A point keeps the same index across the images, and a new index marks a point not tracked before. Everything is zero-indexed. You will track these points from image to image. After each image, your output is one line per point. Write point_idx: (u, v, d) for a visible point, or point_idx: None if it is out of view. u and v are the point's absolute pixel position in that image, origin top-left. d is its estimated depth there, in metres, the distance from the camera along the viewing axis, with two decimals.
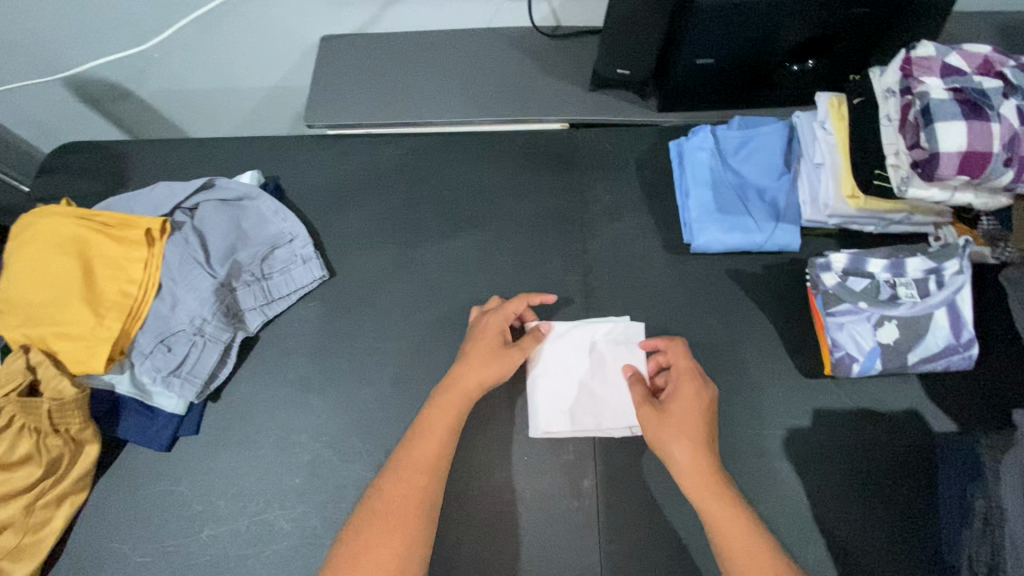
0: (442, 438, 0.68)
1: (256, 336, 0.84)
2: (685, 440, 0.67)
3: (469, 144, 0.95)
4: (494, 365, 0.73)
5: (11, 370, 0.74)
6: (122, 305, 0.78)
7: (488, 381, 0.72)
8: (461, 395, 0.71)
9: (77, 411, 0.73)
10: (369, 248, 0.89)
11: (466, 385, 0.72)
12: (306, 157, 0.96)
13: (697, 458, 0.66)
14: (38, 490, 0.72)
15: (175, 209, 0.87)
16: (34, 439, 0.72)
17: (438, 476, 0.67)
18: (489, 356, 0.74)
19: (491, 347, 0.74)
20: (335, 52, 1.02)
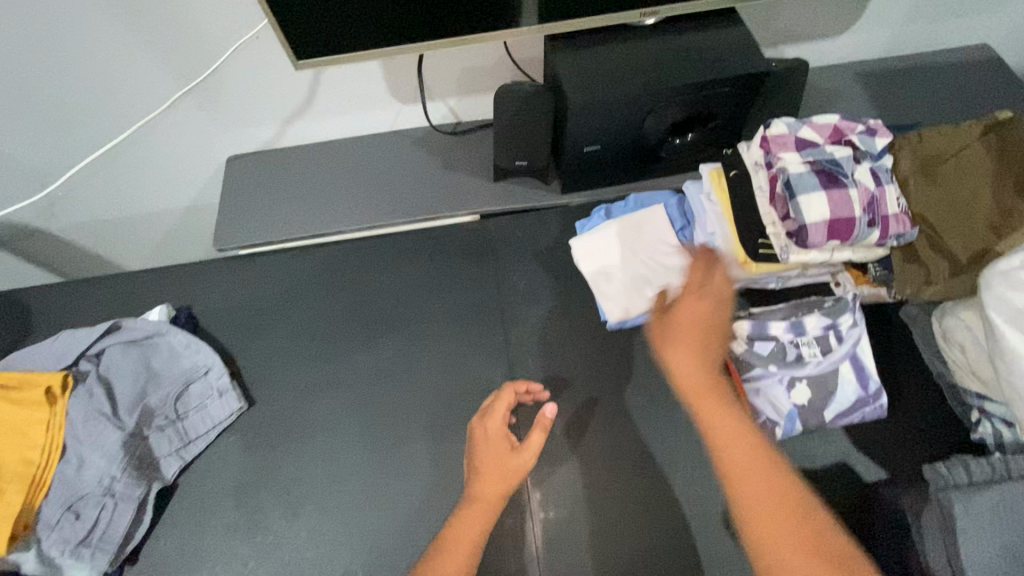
0: (474, 543, 0.66)
1: (175, 483, 0.80)
2: (691, 392, 0.57)
3: (384, 248, 0.96)
4: (504, 468, 0.70)
5: None
6: (24, 475, 0.73)
7: (500, 489, 0.69)
8: (479, 507, 0.68)
9: None
10: (289, 370, 0.87)
11: (491, 482, 0.69)
12: (218, 281, 0.95)
13: (710, 412, 0.55)
14: None
15: (81, 357, 0.83)
16: None
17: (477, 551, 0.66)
18: (494, 464, 0.71)
19: (499, 459, 0.71)
20: (243, 171, 1.03)
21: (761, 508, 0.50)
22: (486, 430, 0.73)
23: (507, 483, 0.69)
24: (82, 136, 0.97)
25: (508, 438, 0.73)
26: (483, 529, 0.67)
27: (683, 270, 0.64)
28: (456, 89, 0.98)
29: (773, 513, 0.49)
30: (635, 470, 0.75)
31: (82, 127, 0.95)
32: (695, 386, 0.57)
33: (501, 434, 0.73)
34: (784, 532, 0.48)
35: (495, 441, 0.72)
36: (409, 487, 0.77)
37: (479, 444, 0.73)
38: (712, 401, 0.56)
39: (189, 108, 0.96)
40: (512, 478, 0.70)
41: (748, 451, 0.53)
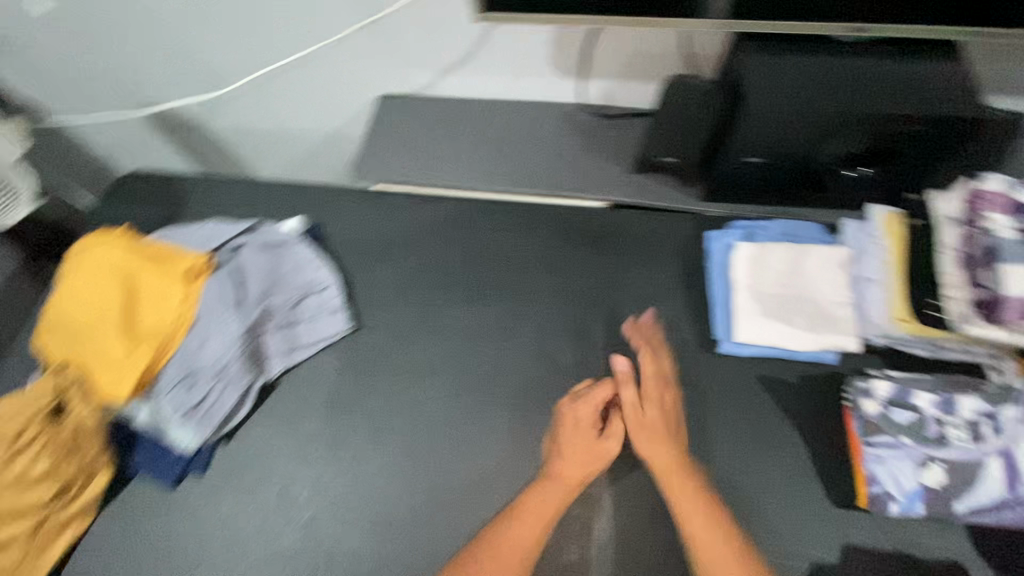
0: (552, 512, 0.72)
1: (277, 381, 0.85)
2: (654, 463, 0.73)
3: (505, 214, 0.95)
4: (593, 444, 0.75)
5: (44, 390, 0.79)
6: (156, 337, 0.81)
7: (583, 471, 0.74)
8: (561, 483, 0.73)
9: (97, 439, 0.78)
10: (396, 307, 0.90)
11: (576, 458, 0.74)
12: (350, 207, 0.99)
13: (674, 489, 0.71)
14: (47, 507, 0.75)
15: (221, 246, 0.90)
16: (56, 459, 0.76)
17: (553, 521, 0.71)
18: (581, 445, 0.75)
19: (586, 443, 0.75)
20: (393, 112, 1.06)
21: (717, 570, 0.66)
22: (578, 406, 0.78)
23: (593, 461, 0.74)
24: (263, 48, 1.04)
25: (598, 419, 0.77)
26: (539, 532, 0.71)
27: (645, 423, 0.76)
28: (619, 73, 0.96)
29: (686, 505, 0.70)
30: (717, 500, 0.72)
31: (264, 39, 1.02)
32: (663, 465, 0.73)
33: (589, 424, 0.77)
34: None
35: (587, 415, 0.77)
36: (485, 450, 0.78)
37: (565, 427, 0.77)
38: (676, 475, 0.72)
39: (359, 41, 1.00)
40: (596, 456, 0.75)
41: (715, 547, 0.67)
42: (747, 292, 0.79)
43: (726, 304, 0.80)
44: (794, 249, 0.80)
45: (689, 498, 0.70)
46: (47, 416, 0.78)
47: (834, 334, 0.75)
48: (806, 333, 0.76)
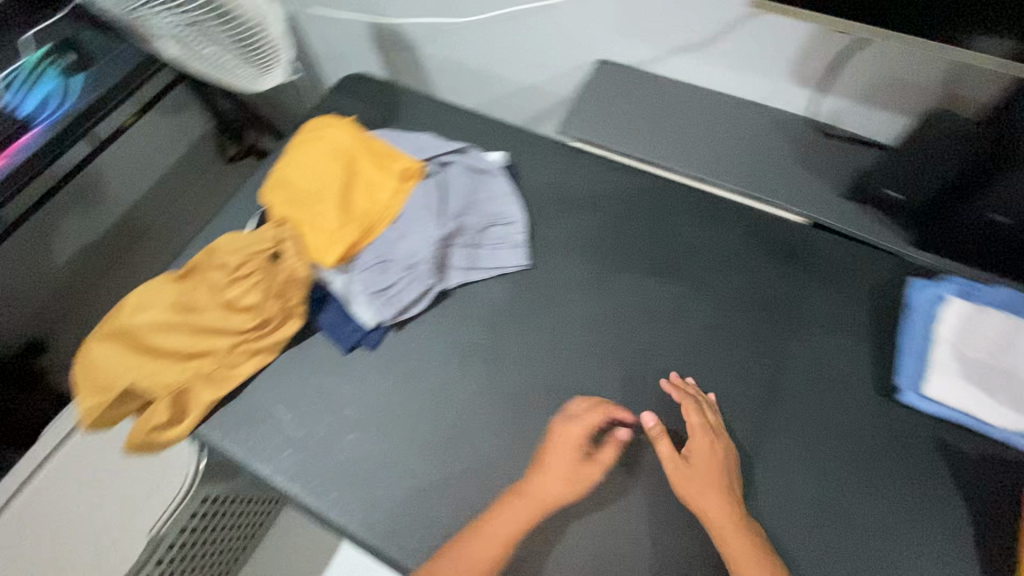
0: (501, 542, 0.69)
1: (450, 292, 0.92)
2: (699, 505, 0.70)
3: (695, 203, 0.95)
4: (567, 484, 0.72)
5: (265, 235, 0.90)
6: (365, 220, 0.91)
7: (557, 497, 0.72)
8: (530, 507, 0.71)
9: (298, 290, 0.88)
10: (570, 260, 0.93)
11: (536, 494, 0.72)
12: (545, 156, 1.03)
13: (724, 532, 0.68)
14: (246, 335, 0.86)
15: (432, 159, 0.98)
16: (263, 296, 0.86)
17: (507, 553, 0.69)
18: (563, 469, 0.73)
19: (561, 465, 0.74)
20: (605, 79, 1.08)
21: None
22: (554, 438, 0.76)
23: (550, 503, 0.71)
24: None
25: (579, 458, 0.74)
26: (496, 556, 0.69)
27: (688, 466, 0.72)
28: (856, 97, 0.92)
29: (738, 546, 0.67)
30: (864, 543, 0.69)
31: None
32: (715, 513, 0.69)
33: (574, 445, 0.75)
34: None
35: (560, 454, 0.74)
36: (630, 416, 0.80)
37: (550, 449, 0.75)
38: (728, 523, 0.68)
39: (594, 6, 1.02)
40: (568, 495, 0.72)
41: None
42: (949, 349, 0.76)
43: (920, 353, 0.76)
44: (1014, 322, 0.75)
45: (740, 538, 0.67)
46: (265, 257, 0.88)
47: None
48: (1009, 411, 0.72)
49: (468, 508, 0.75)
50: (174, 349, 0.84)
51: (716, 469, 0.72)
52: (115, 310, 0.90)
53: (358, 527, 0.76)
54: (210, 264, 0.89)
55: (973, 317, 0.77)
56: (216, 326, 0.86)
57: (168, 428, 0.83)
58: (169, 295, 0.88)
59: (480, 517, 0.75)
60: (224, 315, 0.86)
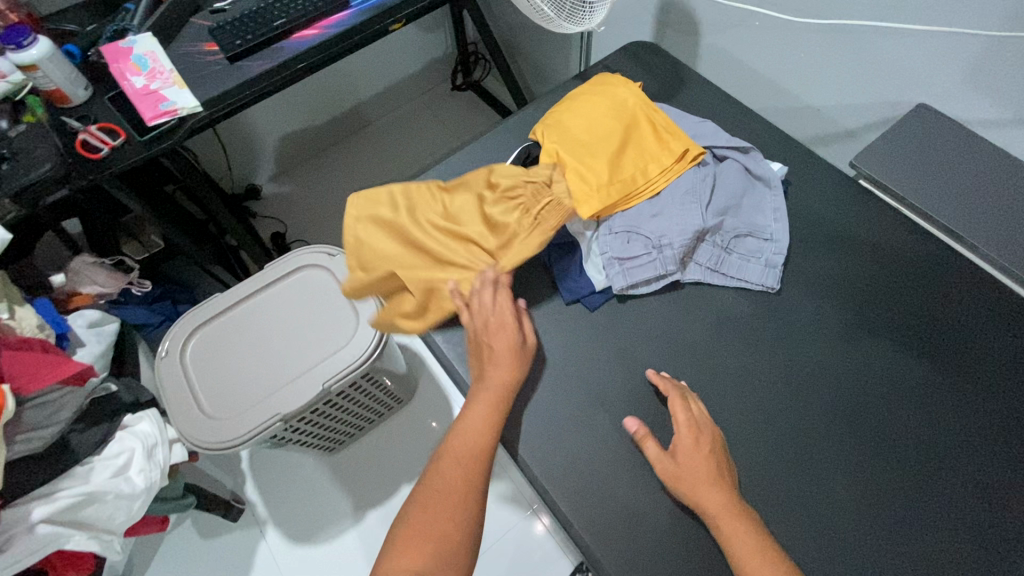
0: (478, 438, 0.76)
1: (682, 285, 0.91)
2: (691, 488, 0.71)
3: (985, 294, 0.87)
4: (511, 362, 0.81)
5: (540, 172, 0.93)
6: (629, 186, 0.91)
7: (508, 377, 0.80)
8: (494, 392, 0.79)
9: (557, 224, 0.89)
10: (823, 302, 0.88)
11: (490, 385, 0.80)
12: (823, 189, 0.98)
13: (720, 517, 0.69)
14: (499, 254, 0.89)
15: (709, 149, 0.95)
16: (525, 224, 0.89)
17: (482, 459, 0.76)
18: (502, 343, 0.82)
19: (509, 344, 0.82)
20: (923, 122, 0.94)
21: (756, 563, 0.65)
22: (480, 322, 0.84)
23: (507, 388, 0.80)
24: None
25: (518, 350, 0.82)
26: (481, 447, 0.76)
27: (682, 467, 0.73)
28: None
29: (733, 530, 0.68)
30: None
31: None
32: (716, 510, 0.69)
33: (504, 324, 0.83)
34: None
35: (505, 344, 0.82)
36: (837, 481, 0.77)
37: (482, 330, 0.84)
38: (730, 517, 0.68)
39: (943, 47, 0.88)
40: (511, 373, 0.81)
41: (760, 552, 0.66)
42: None
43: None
44: None
45: (744, 527, 0.68)
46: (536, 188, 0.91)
47: None
48: None
49: (640, 495, 0.77)
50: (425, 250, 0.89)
51: (709, 462, 0.73)
52: (373, 190, 0.93)
53: (535, 464, 0.81)
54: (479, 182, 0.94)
55: None
56: (474, 239, 0.90)
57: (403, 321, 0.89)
58: (434, 199, 0.94)
59: (650, 509, 0.77)
60: (483, 233, 0.90)
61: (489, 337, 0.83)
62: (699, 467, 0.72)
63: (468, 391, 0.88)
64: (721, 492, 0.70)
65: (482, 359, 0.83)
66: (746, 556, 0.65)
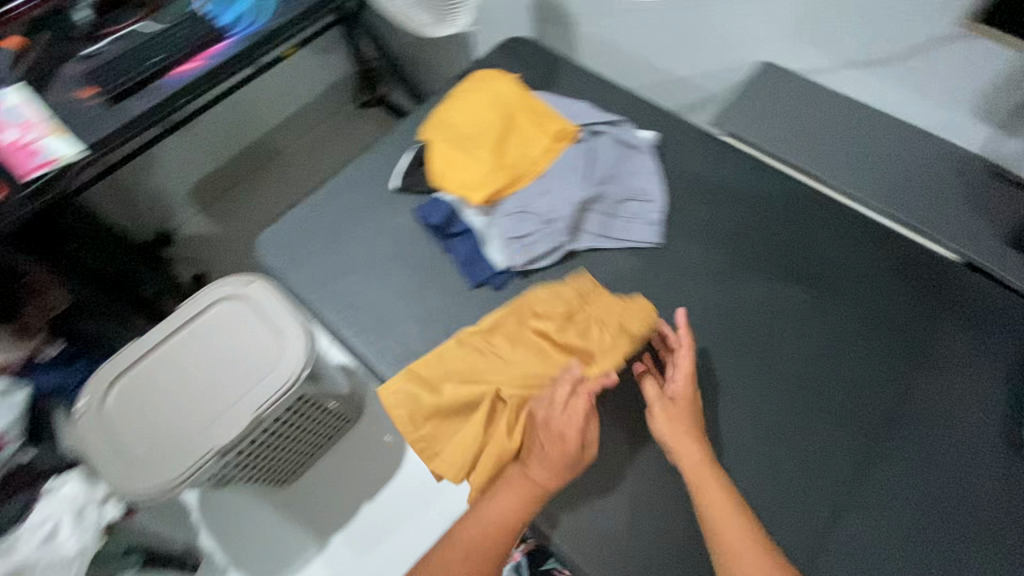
0: (512, 514, 0.73)
1: (577, 253, 0.96)
2: (676, 438, 0.75)
3: (841, 216, 0.94)
4: (564, 443, 0.74)
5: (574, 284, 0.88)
6: (514, 169, 0.97)
7: (559, 458, 0.74)
8: (539, 471, 0.74)
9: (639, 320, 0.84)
10: (703, 246, 0.94)
11: (524, 482, 0.74)
12: (692, 144, 1.04)
13: (700, 472, 0.72)
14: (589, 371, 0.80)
15: (584, 126, 1.02)
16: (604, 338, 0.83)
17: (515, 532, 0.73)
18: (549, 423, 0.76)
19: (569, 432, 0.74)
20: (764, 78, 1.06)
21: (724, 514, 0.69)
22: (539, 420, 0.77)
23: (558, 469, 0.73)
24: None
25: (567, 458, 0.74)
26: (495, 539, 0.72)
27: (670, 415, 0.77)
28: None
29: (705, 485, 0.71)
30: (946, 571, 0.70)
31: None
32: (692, 464, 0.73)
33: (583, 413, 0.75)
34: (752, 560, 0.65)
35: (550, 445, 0.74)
36: (736, 405, 0.81)
37: (538, 417, 0.77)
38: (706, 474, 0.72)
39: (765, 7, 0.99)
40: (569, 454, 0.74)
41: (733, 517, 0.68)
42: None
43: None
44: None
45: (719, 488, 0.71)
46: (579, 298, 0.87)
47: None
48: None
49: None
50: (507, 357, 0.84)
51: (687, 417, 0.77)
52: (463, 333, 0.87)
53: None
54: (544, 300, 0.87)
55: None
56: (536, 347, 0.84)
57: (445, 423, 0.82)
58: (531, 357, 0.84)
59: None
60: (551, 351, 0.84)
61: (541, 418, 0.77)
62: (681, 419, 0.76)
63: (459, 453, 0.79)
64: (700, 446, 0.74)
65: (529, 444, 0.77)
66: (723, 517, 0.68)
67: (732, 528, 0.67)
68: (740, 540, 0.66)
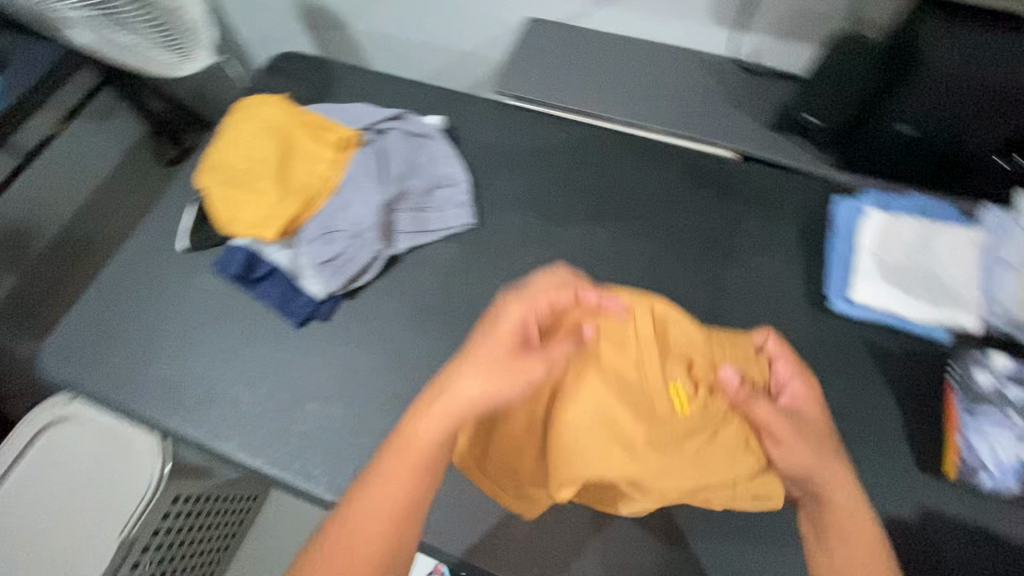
0: (439, 434, 0.57)
1: (398, 257, 0.92)
2: (761, 412, 0.65)
3: (631, 145, 0.98)
4: (514, 372, 0.58)
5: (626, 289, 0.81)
6: (304, 192, 0.91)
7: (515, 382, 0.58)
8: (475, 374, 0.58)
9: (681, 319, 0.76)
10: (518, 213, 0.94)
11: (449, 403, 0.57)
12: (482, 116, 1.04)
13: (807, 445, 0.62)
14: None
15: (368, 128, 0.98)
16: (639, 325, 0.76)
17: (438, 467, 0.57)
18: (506, 338, 0.61)
19: (508, 342, 0.61)
20: (532, 35, 1.07)
21: (839, 492, 0.60)
22: (494, 330, 0.62)
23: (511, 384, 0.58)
24: None
25: (507, 360, 0.59)
26: (419, 484, 0.56)
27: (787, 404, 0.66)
28: (775, 29, 0.94)
29: (824, 462, 0.62)
30: None
31: None
32: (804, 440, 0.63)
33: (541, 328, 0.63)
34: (855, 528, 0.58)
35: (486, 352, 0.60)
36: None
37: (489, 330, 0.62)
38: (817, 446, 0.62)
39: None
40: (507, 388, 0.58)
41: (845, 495, 0.60)
42: (872, 256, 0.81)
43: (846, 263, 0.82)
44: (926, 225, 0.81)
45: (830, 458, 0.62)
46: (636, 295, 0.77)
47: (959, 314, 0.76)
48: (938, 305, 0.77)
49: None
50: None
51: (811, 405, 0.66)
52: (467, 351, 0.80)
53: (326, 491, 0.77)
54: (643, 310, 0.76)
55: (891, 224, 0.82)
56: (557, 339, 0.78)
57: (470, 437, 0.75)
58: None
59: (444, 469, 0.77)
60: None
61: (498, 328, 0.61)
62: (806, 403, 0.67)
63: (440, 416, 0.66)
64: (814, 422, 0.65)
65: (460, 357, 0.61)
66: (838, 493, 0.60)
67: (853, 510, 0.59)
68: (851, 518, 0.59)
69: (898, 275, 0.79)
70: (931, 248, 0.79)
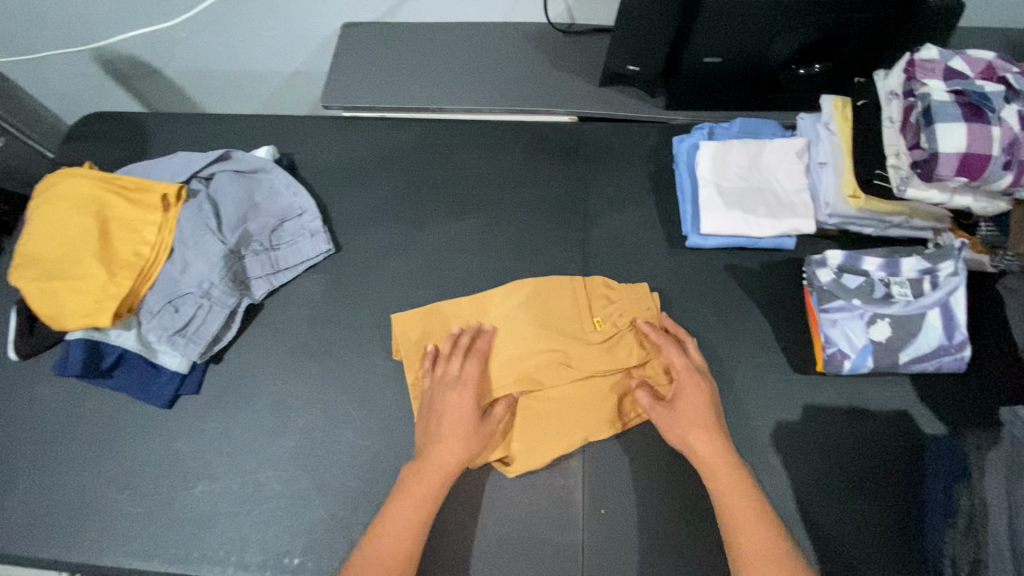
0: (411, 526, 0.64)
1: (261, 303, 0.87)
2: (677, 439, 0.68)
3: (471, 131, 0.96)
4: (461, 442, 0.69)
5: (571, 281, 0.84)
6: (133, 265, 0.81)
7: (456, 459, 0.68)
8: (431, 475, 0.67)
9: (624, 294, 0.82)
10: (375, 226, 0.91)
11: (434, 468, 0.68)
12: (317, 136, 0.99)
13: (715, 471, 0.65)
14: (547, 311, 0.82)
15: (192, 177, 0.89)
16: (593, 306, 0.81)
17: (417, 543, 0.64)
18: (455, 429, 0.70)
19: (461, 421, 0.70)
20: (348, 42, 1.03)
21: (737, 502, 0.63)
22: (440, 404, 0.72)
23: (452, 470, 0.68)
24: None
25: (471, 427, 0.70)
26: (420, 520, 0.65)
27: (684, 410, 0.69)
28: None
29: (728, 484, 0.64)
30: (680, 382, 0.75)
31: None
32: (713, 463, 0.66)
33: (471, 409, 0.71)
34: (763, 539, 0.61)
35: (451, 419, 0.70)
36: None
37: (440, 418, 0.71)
38: (722, 471, 0.65)
39: None
40: (460, 457, 0.68)
41: (752, 513, 0.62)
42: (712, 183, 0.83)
43: (692, 197, 0.85)
44: (752, 143, 0.85)
45: (733, 479, 0.65)
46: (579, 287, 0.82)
47: (796, 221, 0.80)
48: (779, 217, 0.81)
49: (339, 506, 0.73)
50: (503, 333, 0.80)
51: (706, 410, 0.69)
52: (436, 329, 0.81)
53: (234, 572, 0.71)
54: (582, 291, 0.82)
55: (721, 149, 0.85)
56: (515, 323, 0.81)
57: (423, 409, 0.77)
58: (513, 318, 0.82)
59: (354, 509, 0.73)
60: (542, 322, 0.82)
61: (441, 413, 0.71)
62: (699, 411, 0.69)
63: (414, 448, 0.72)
64: (716, 443, 0.67)
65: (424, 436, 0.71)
66: (739, 507, 0.63)
67: (754, 521, 0.62)
68: (755, 535, 0.61)
69: (740, 198, 0.82)
70: (757, 165, 0.84)
